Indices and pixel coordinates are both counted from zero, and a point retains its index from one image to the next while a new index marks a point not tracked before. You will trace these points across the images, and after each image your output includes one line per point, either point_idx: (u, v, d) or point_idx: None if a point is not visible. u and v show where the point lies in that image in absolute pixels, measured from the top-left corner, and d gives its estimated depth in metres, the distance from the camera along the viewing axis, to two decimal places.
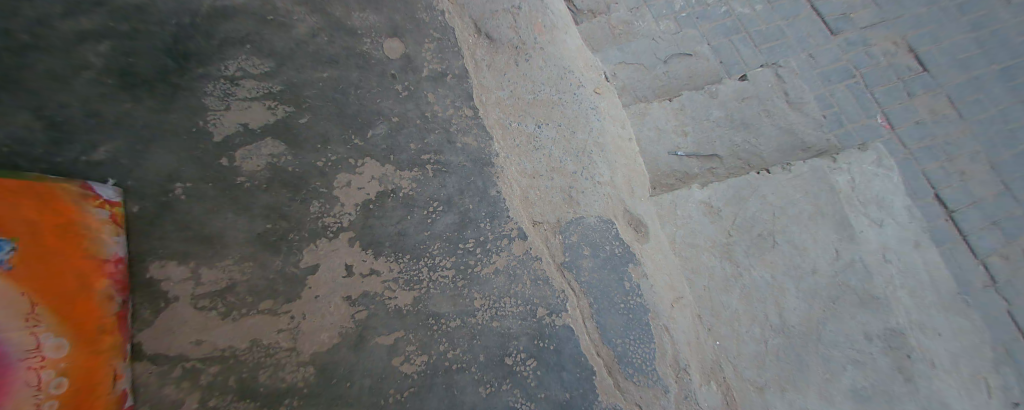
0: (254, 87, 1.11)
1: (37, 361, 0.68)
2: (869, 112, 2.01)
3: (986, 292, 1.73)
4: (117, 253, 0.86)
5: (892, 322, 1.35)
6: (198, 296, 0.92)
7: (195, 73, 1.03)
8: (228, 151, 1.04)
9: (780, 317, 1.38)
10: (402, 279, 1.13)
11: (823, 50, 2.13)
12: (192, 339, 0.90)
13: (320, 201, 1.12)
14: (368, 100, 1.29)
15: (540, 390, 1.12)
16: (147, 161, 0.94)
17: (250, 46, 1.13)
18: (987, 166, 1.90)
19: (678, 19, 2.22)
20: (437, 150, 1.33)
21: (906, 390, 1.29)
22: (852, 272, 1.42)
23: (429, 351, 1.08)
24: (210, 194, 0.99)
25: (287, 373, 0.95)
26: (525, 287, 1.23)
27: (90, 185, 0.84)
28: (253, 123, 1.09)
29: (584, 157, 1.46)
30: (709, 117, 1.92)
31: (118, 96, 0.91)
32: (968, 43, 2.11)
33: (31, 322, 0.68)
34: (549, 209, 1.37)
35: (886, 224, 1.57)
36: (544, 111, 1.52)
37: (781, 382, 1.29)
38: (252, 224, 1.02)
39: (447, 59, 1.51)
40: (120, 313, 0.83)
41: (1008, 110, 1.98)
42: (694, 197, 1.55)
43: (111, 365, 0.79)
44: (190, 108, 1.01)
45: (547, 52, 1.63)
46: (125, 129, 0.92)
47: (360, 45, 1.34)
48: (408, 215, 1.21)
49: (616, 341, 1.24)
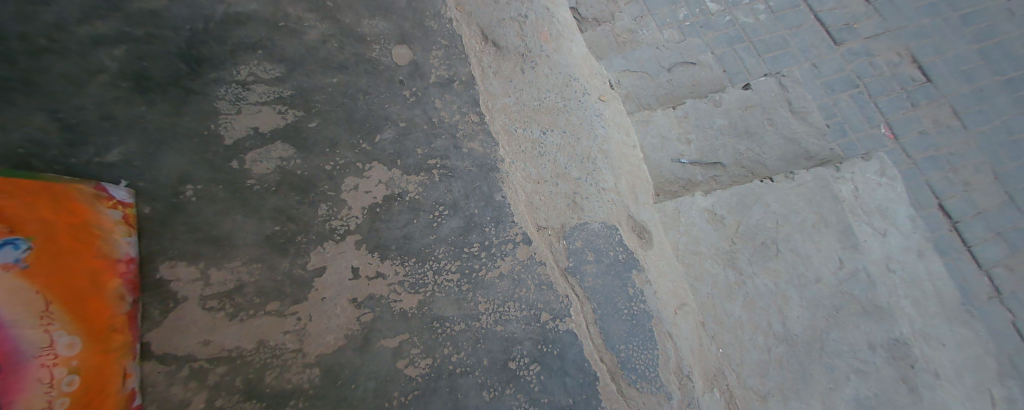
0: (265, 92, 1.14)
1: (50, 358, 0.68)
2: (872, 122, 2.02)
3: (991, 303, 1.72)
4: (129, 254, 0.87)
5: (895, 332, 1.35)
6: (207, 296, 0.94)
7: (207, 77, 1.07)
8: (239, 154, 1.06)
9: (783, 325, 1.37)
10: (407, 283, 1.14)
11: (826, 59, 2.15)
12: (200, 339, 0.91)
13: (328, 204, 1.13)
14: (377, 106, 1.31)
15: (543, 395, 1.12)
16: (159, 163, 0.96)
17: (262, 52, 1.17)
18: (991, 177, 1.91)
19: (682, 28, 2.24)
20: (444, 155, 1.34)
21: (910, 401, 1.29)
22: (855, 282, 1.43)
23: (434, 354, 1.09)
24: (221, 196, 1.01)
25: (293, 374, 0.96)
26: (529, 292, 1.24)
27: (104, 186, 0.86)
28: (264, 127, 1.11)
29: (588, 164, 1.48)
30: (713, 125, 1.94)
31: (131, 99, 0.95)
32: (970, 55, 2.13)
33: (44, 320, 0.69)
34: (553, 215, 1.38)
35: (890, 233, 1.58)
36: (549, 118, 1.53)
37: (784, 390, 1.28)
38: (261, 226, 1.04)
39: (455, 66, 1.52)
40: (131, 313, 0.85)
41: (1011, 121, 1.99)
42: (697, 204, 1.56)
43: (120, 364, 0.79)
44: (203, 112, 1.04)
45: (553, 59, 1.64)
46: (138, 132, 0.94)
47: (369, 52, 1.37)
48: (414, 219, 1.22)
49: (619, 347, 1.23)
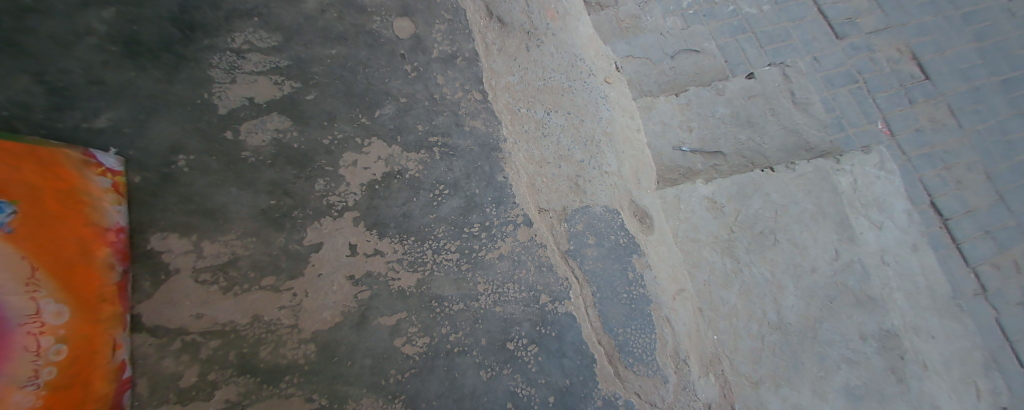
0: (260, 61, 1.11)
1: (37, 326, 0.68)
2: (870, 117, 2.01)
3: (977, 299, 1.75)
4: (118, 223, 0.86)
5: (886, 323, 1.37)
6: (200, 269, 0.93)
7: (200, 44, 1.04)
8: (233, 124, 1.04)
9: (777, 314, 1.38)
10: (406, 261, 1.12)
11: (828, 53, 2.12)
12: (193, 312, 0.91)
13: (326, 179, 1.11)
14: (377, 80, 1.28)
15: (541, 375, 1.12)
16: (150, 131, 0.95)
17: (257, 19, 1.14)
18: (983, 177, 1.92)
19: (685, 16, 2.20)
20: (445, 133, 1.31)
21: (898, 390, 1.30)
22: (849, 273, 1.44)
23: (432, 333, 1.08)
24: (213, 168, 0.99)
25: (288, 349, 0.96)
26: (529, 273, 1.23)
27: (92, 153, 0.85)
28: (259, 98, 1.08)
29: (592, 146, 1.45)
30: (715, 113, 1.92)
31: (121, 65, 0.92)
32: (969, 53, 2.12)
33: (30, 287, 0.68)
34: (555, 197, 1.36)
35: (886, 226, 1.58)
36: (553, 99, 1.49)
37: (776, 377, 1.29)
38: (256, 200, 1.02)
39: (457, 41, 1.47)
40: (121, 284, 0.85)
41: (1006, 121, 2.00)
42: (698, 192, 1.55)
43: (109, 335, 0.80)
44: (195, 80, 1.01)
45: (559, 38, 1.58)
46: (128, 99, 0.93)
47: (369, 23, 1.32)
48: (413, 197, 1.20)
49: (617, 330, 1.24)
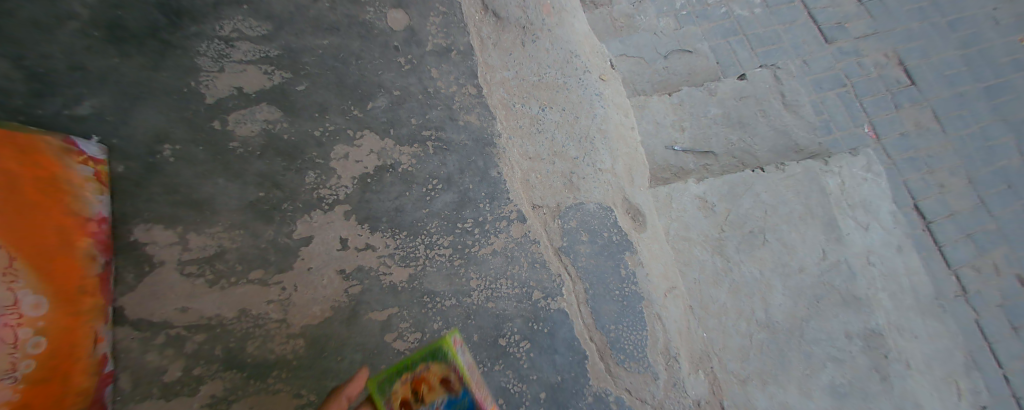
0: (250, 50, 1.09)
1: (14, 318, 0.66)
2: (857, 120, 2.04)
3: (957, 300, 1.79)
4: (100, 213, 0.84)
5: (871, 323, 1.39)
6: (185, 261, 0.91)
7: (188, 31, 1.04)
8: (221, 114, 1.02)
9: (765, 313, 1.40)
10: (398, 255, 1.11)
11: (818, 57, 2.15)
12: (178, 306, 0.89)
13: (317, 171, 1.09)
14: (370, 71, 1.25)
15: (532, 372, 1.12)
16: (133, 119, 0.93)
17: (247, 8, 1.13)
18: (965, 181, 1.97)
19: (679, 16, 2.20)
20: (438, 127, 1.30)
21: (881, 388, 1.33)
22: (836, 273, 1.47)
23: (423, 328, 1.07)
24: (200, 159, 0.98)
25: (276, 344, 0.94)
26: (523, 269, 1.22)
27: (74, 141, 0.83)
28: (248, 87, 1.07)
29: (586, 144, 1.45)
30: (707, 114, 1.93)
31: (104, 50, 0.93)
32: (954, 60, 2.17)
33: (8, 277, 0.66)
34: (549, 194, 1.35)
35: (872, 228, 1.61)
36: (549, 95, 1.49)
37: (763, 375, 1.31)
38: (244, 192, 1.00)
39: (453, 34, 1.45)
40: (103, 275, 0.83)
41: (987, 127, 2.05)
42: (689, 191, 1.57)
43: (90, 328, 0.78)
44: (182, 68, 1.01)
45: (555, 34, 1.57)
46: (111, 86, 0.92)
47: (362, 14, 1.30)
48: (406, 191, 1.18)
49: (609, 327, 1.24)
